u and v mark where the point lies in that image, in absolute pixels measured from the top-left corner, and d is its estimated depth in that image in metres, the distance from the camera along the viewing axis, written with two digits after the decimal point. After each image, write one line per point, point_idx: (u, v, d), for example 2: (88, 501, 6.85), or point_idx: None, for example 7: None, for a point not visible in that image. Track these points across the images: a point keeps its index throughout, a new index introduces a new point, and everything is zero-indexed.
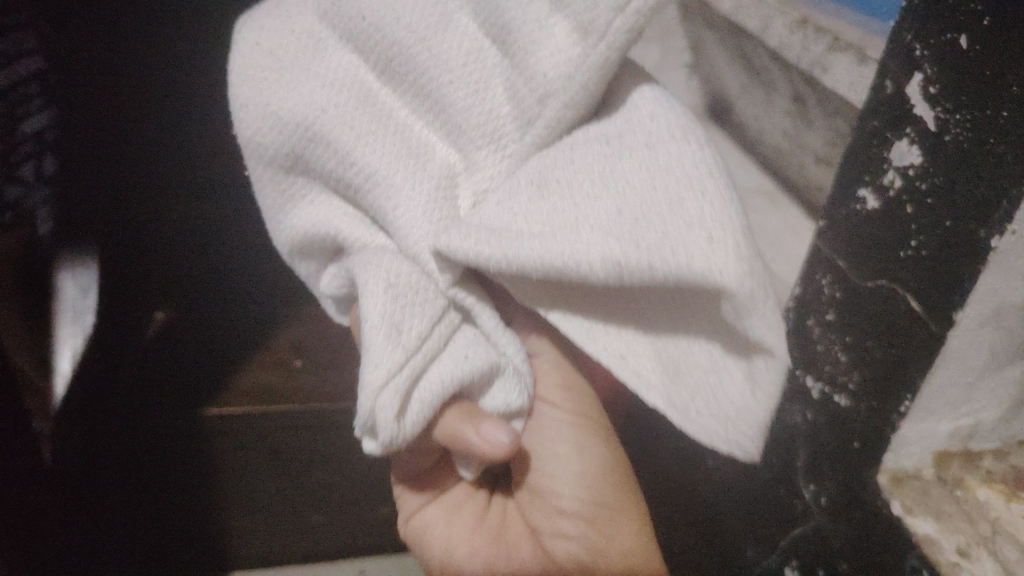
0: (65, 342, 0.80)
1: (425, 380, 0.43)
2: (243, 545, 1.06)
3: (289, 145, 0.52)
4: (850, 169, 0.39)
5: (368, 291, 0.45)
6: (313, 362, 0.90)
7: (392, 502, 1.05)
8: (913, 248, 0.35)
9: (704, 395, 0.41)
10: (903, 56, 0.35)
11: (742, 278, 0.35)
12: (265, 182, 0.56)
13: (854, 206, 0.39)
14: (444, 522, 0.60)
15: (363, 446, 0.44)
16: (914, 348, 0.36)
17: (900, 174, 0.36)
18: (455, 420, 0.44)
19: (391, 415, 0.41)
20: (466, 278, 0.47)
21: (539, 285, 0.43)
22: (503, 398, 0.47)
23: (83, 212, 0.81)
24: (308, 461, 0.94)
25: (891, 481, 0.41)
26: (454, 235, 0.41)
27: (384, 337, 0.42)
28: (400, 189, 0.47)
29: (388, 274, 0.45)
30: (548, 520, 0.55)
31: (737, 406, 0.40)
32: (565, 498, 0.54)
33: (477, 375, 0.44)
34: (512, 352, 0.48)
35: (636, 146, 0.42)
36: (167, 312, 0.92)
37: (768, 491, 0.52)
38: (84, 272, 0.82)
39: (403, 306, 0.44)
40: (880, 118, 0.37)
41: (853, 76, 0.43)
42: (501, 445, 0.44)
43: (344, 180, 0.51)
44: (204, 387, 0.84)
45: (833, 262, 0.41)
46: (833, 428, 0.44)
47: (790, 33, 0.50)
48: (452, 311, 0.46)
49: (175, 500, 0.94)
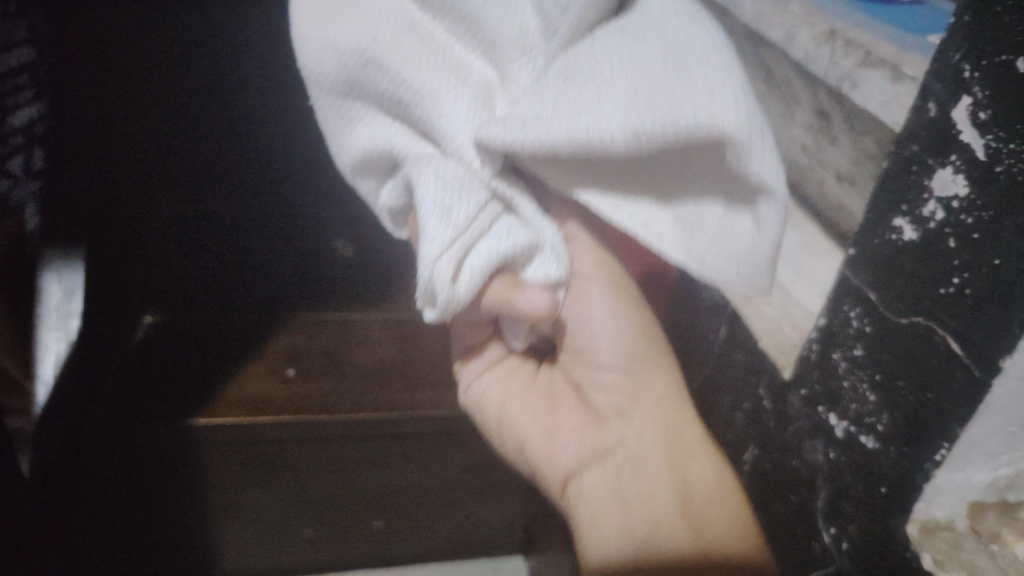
0: (48, 346, 0.86)
1: (474, 253, 0.44)
2: (229, 560, 1.03)
3: (345, 71, 0.49)
4: (884, 198, 0.39)
5: (424, 189, 0.45)
6: (304, 370, 0.93)
7: (387, 513, 1.03)
8: (956, 283, 0.34)
9: (715, 242, 0.44)
10: (949, 74, 0.34)
11: (741, 124, 0.39)
12: (324, 106, 0.53)
13: (892, 235, 0.39)
14: (498, 383, 0.64)
15: (422, 314, 0.46)
16: (954, 390, 0.34)
17: (943, 205, 0.35)
18: (503, 289, 0.46)
19: (447, 281, 0.42)
20: (505, 172, 0.47)
21: (570, 167, 0.45)
22: (544, 270, 0.46)
23: (68, 219, 0.84)
24: (300, 470, 0.92)
25: (921, 532, 0.39)
26: (493, 126, 0.43)
27: (440, 223, 0.43)
28: (445, 104, 0.46)
29: (438, 175, 0.45)
30: (589, 374, 0.60)
31: (747, 245, 0.43)
32: (603, 353, 0.59)
33: (522, 246, 0.45)
34: (551, 232, 0.47)
35: (654, 29, 0.44)
36: (155, 315, 0.98)
37: (786, 529, 0.50)
38: (69, 274, 0.86)
39: (450, 193, 0.44)
40: (920, 143, 0.36)
41: (886, 94, 0.41)
42: (544, 306, 0.46)
43: (395, 99, 0.49)
44: (197, 393, 0.86)
45: (862, 292, 0.41)
46: (858, 472, 0.42)
47: (817, 46, 0.48)
48: (496, 203, 0.46)
49: (157, 514, 0.92)
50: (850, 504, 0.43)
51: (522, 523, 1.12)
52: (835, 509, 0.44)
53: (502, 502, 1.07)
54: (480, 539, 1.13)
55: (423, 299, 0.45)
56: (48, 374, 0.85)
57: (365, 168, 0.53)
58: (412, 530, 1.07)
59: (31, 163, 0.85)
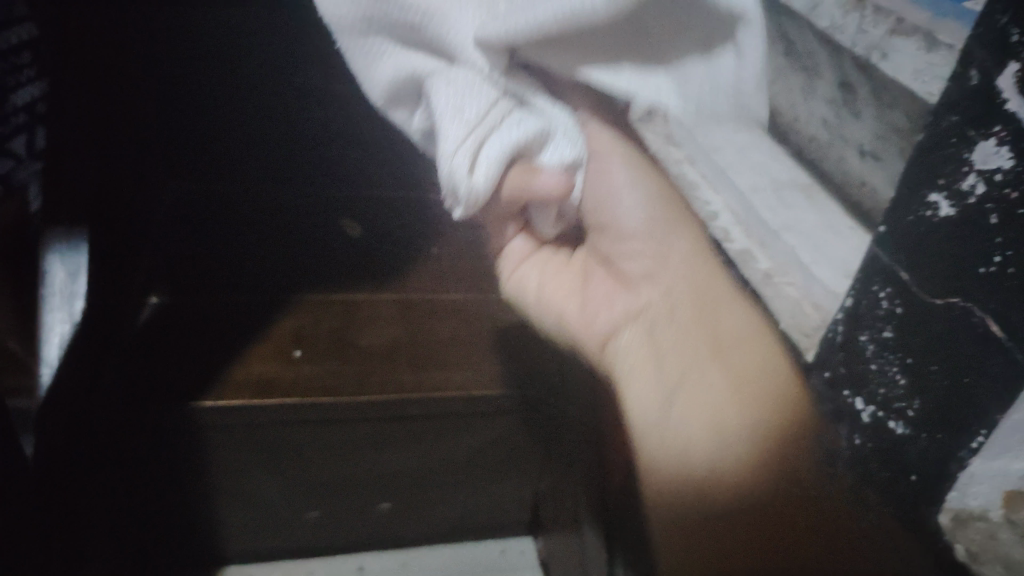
0: (52, 328, 0.86)
1: (490, 145, 0.57)
2: (233, 541, 1.02)
3: (363, 9, 0.61)
4: (919, 173, 0.38)
5: (441, 94, 0.59)
6: (312, 352, 0.90)
7: (395, 495, 1.02)
8: (997, 263, 0.35)
9: (706, 85, 0.53)
10: (997, 40, 0.33)
11: None
12: (349, 42, 0.64)
13: (926, 213, 0.38)
14: (539, 276, 0.82)
15: (454, 213, 0.62)
16: (993, 361, 0.36)
17: (985, 177, 0.35)
18: (519, 175, 0.60)
19: (466, 173, 0.57)
20: (512, 70, 0.60)
21: (567, 52, 0.58)
22: (557, 152, 0.60)
23: (69, 193, 0.84)
24: (306, 453, 0.91)
25: (952, 521, 0.40)
26: (488, 24, 0.56)
27: (461, 124, 0.57)
28: (454, 17, 0.58)
29: (453, 84, 0.58)
30: (615, 246, 0.74)
31: (736, 80, 0.51)
32: (626, 222, 0.71)
33: (530, 134, 0.58)
34: (561, 115, 0.61)
35: None
36: (162, 293, 0.91)
37: (789, 511, 0.51)
38: (73, 255, 0.87)
39: (462, 97, 0.57)
40: (959, 114, 0.35)
41: (919, 64, 0.37)
42: (557, 180, 0.60)
43: (407, 23, 0.60)
44: (200, 375, 0.84)
45: (891, 271, 0.40)
46: (884, 455, 0.43)
47: (842, 12, 0.40)
48: (506, 99, 0.58)
49: (160, 493, 0.91)
50: (874, 487, 0.44)
51: (530, 502, 1.11)
52: (857, 497, 0.45)
53: (510, 481, 1.06)
54: (488, 519, 1.12)
55: (453, 193, 0.60)
56: (53, 357, 0.86)
57: (395, 97, 0.65)
58: (420, 511, 1.07)
59: (34, 142, 0.82)
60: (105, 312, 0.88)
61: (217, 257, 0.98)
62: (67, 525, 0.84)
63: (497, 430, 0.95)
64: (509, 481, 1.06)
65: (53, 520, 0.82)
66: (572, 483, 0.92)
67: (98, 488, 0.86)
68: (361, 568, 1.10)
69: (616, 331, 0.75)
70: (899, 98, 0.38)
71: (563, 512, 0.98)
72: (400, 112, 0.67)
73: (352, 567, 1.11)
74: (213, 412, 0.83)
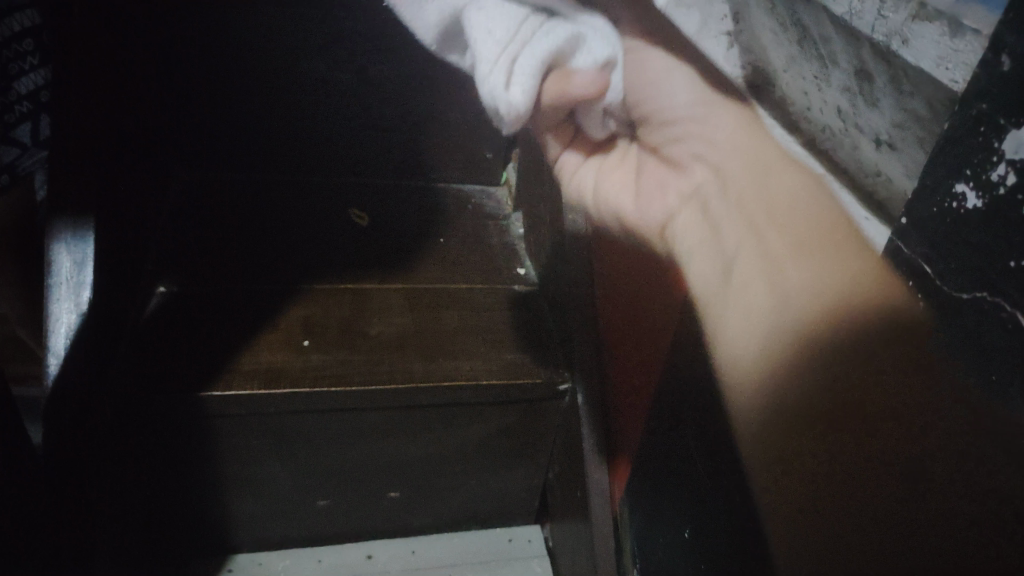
0: (59, 318, 0.81)
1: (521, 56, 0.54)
2: (244, 530, 1.02)
3: None
4: (945, 164, 0.38)
5: (474, 21, 0.57)
6: (320, 342, 0.90)
7: (407, 482, 1.02)
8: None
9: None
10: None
11: None
12: None
13: (953, 204, 0.38)
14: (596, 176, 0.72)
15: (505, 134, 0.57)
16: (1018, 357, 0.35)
17: (1015, 168, 0.34)
18: (557, 82, 0.55)
19: (501, 86, 0.54)
20: None
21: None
22: (592, 54, 0.55)
23: (63, 165, 0.82)
24: (318, 441, 0.91)
25: None
26: None
27: (495, 43, 0.55)
28: None
29: (482, 11, 0.57)
30: (663, 133, 0.64)
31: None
32: (674, 103, 0.63)
33: (560, 36, 0.54)
34: (592, 21, 0.57)
35: None
36: (169, 286, 0.95)
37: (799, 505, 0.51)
38: (79, 243, 0.82)
39: (493, 20, 0.56)
40: (991, 101, 0.35)
41: (943, 49, 0.37)
42: (593, 81, 0.55)
43: None
44: (209, 366, 0.84)
45: (913, 264, 0.41)
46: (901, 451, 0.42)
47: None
48: (535, 16, 0.56)
49: (168, 483, 0.91)
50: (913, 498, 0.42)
51: (537, 491, 1.11)
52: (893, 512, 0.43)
53: (518, 470, 1.06)
54: (495, 508, 1.12)
55: (498, 119, 0.56)
56: (61, 348, 0.80)
57: (446, 41, 0.64)
58: (428, 500, 1.07)
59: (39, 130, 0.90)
60: (107, 303, 0.84)
61: (227, 256, 1.02)
62: (99, 521, 0.81)
63: (506, 418, 0.95)
64: (517, 470, 1.06)
65: (85, 518, 0.79)
66: (580, 471, 0.92)
67: (120, 482, 0.84)
68: (371, 555, 1.09)
69: (673, 217, 0.65)
70: (921, 84, 0.39)
71: (570, 501, 0.98)
72: (453, 57, 0.66)
73: (362, 555, 1.09)
74: (218, 401, 0.81)
